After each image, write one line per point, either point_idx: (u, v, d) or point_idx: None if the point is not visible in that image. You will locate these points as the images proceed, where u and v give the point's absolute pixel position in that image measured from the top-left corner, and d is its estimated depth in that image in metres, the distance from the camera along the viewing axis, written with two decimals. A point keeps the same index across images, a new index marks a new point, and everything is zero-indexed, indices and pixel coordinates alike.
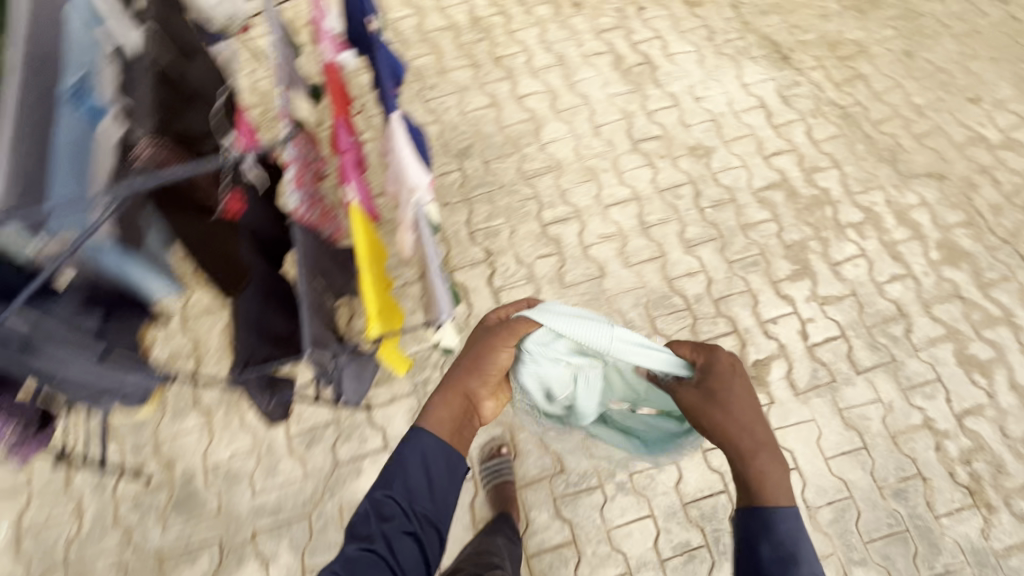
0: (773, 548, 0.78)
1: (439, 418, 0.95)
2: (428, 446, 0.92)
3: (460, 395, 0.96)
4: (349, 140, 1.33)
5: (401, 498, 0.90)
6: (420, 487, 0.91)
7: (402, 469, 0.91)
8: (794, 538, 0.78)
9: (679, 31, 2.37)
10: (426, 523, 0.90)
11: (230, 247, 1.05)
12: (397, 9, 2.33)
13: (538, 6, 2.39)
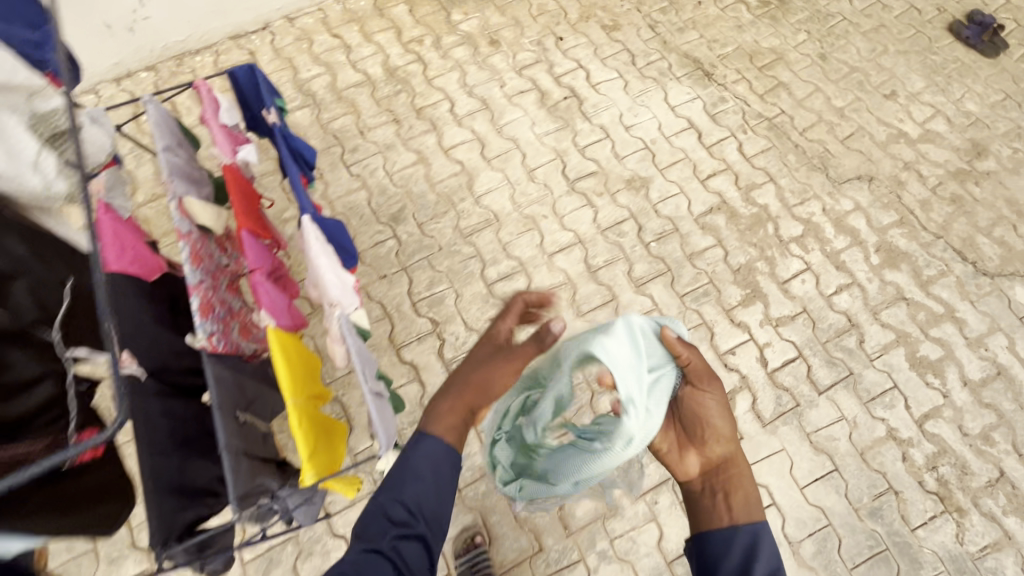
0: (764, 562, 0.85)
1: (444, 419, 0.98)
2: (437, 449, 0.95)
3: (469, 393, 1.00)
4: (258, 252, 1.21)
5: (410, 500, 0.92)
6: (425, 489, 0.93)
7: (411, 471, 0.93)
8: (771, 548, 0.86)
9: (600, 58, 2.33)
10: (433, 528, 0.93)
11: (97, 481, 1.02)
12: (306, 69, 2.21)
13: (454, 48, 2.31)
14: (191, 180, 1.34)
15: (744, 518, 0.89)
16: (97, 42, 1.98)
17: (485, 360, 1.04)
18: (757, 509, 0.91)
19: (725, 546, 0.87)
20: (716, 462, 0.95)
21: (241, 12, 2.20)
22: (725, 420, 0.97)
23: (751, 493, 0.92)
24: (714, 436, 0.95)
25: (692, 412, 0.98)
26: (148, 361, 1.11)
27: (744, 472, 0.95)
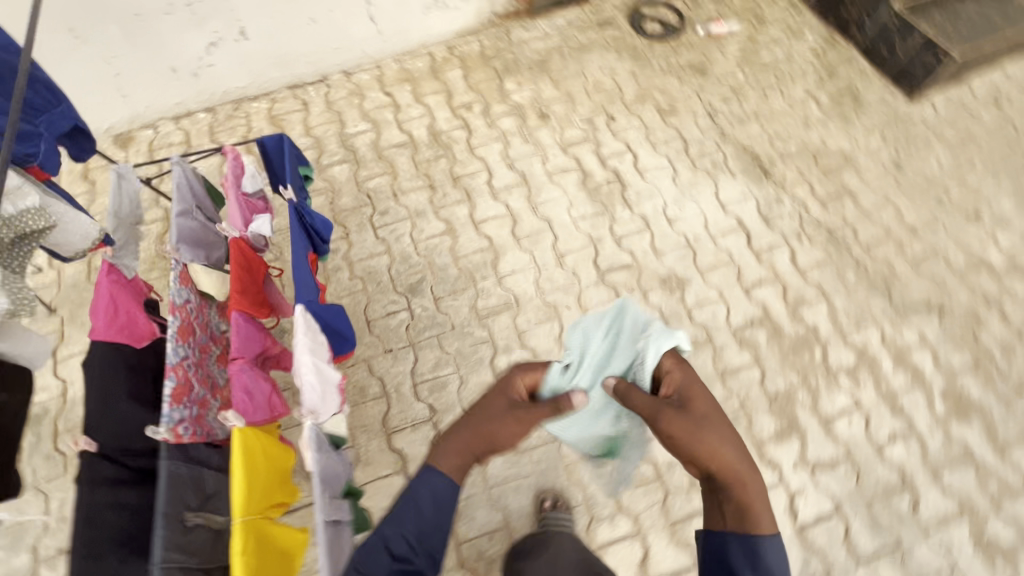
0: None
1: (450, 462, 0.97)
2: (439, 489, 0.95)
3: (478, 441, 0.98)
4: (245, 336, 1.16)
5: (410, 536, 0.93)
6: (429, 524, 0.95)
7: (410, 508, 0.94)
8: (775, 560, 0.93)
9: (651, 142, 2.23)
10: (431, 560, 0.95)
11: None
12: (354, 125, 2.23)
13: (502, 117, 2.27)
14: (202, 245, 1.33)
15: (752, 533, 0.94)
16: (162, 84, 2.06)
17: (497, 409, 1.00)
18: (766, 516, 0.95)
19: (728, 559, 0.95)
20: (713, 472, 0.98)
21: (301, 65, 2.26)
22: (721, 437, 0.97)
23: (760, 503, 0.96)
24: (711, 454, 0.96)
25: (682, 435, 0.96)
26: (107, 443, 1.06)
27: (744, 476, 0.97)
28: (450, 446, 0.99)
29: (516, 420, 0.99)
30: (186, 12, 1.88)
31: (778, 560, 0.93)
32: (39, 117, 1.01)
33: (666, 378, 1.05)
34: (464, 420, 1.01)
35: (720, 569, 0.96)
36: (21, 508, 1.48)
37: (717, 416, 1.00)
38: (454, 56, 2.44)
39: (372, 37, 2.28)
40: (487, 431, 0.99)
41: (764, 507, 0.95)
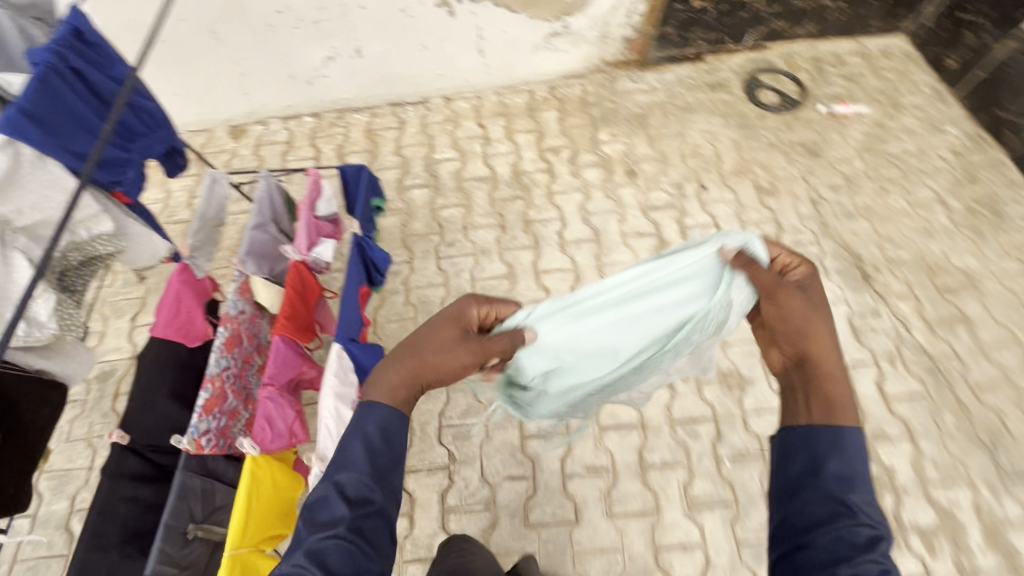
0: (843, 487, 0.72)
1: (390, 390, 0.86)
2: (391, 417, 0.83)
3: (422, 370, 0.89)
4: (283, 363, 1.18)
5: (362, 474, 0.78)
6: (381, 458, 0.80)
7: (357, 442, 0.80)
8: (862, 459, 0.75)
9: (741, 221, 2.08)
10: (392, 503, 0.80)
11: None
12: (442, 151, 2.27)
13: (588, 168, 2.21)
14: (268, 260, 1.37)
15: (837, 419, 0.78)
16: (280, 88, 2.22)
17: (441, 338, 0.92)
18: (852, 407, 0.79)
19: (808, 455, 0.76)
20: (804, 356, 0.87)
21: (406, 86, 2.34)
22: (820, 323, 0.87)
23: (846, 397, 0.81)
24: (812, 336, 0.87)
25: (794, 310, 0.89)
26: (139, 438, 1.12)
27: (837, 369, 0.84)
28: (398, 364, 0.89)
29: (465, 358, 0.92)
30: (312, 28, 2.00)
31: (865, 460, 0.75)
32: (137, 141, 1.01)
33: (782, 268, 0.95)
34: (405, 343, 0.92)
35: (799, 467, 0.76)
36: (72, 457, 1.62)
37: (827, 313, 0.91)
38: (554, 97, 2.42)
39: (478, 69, 2.32)
40: (429, 363, 0.90)
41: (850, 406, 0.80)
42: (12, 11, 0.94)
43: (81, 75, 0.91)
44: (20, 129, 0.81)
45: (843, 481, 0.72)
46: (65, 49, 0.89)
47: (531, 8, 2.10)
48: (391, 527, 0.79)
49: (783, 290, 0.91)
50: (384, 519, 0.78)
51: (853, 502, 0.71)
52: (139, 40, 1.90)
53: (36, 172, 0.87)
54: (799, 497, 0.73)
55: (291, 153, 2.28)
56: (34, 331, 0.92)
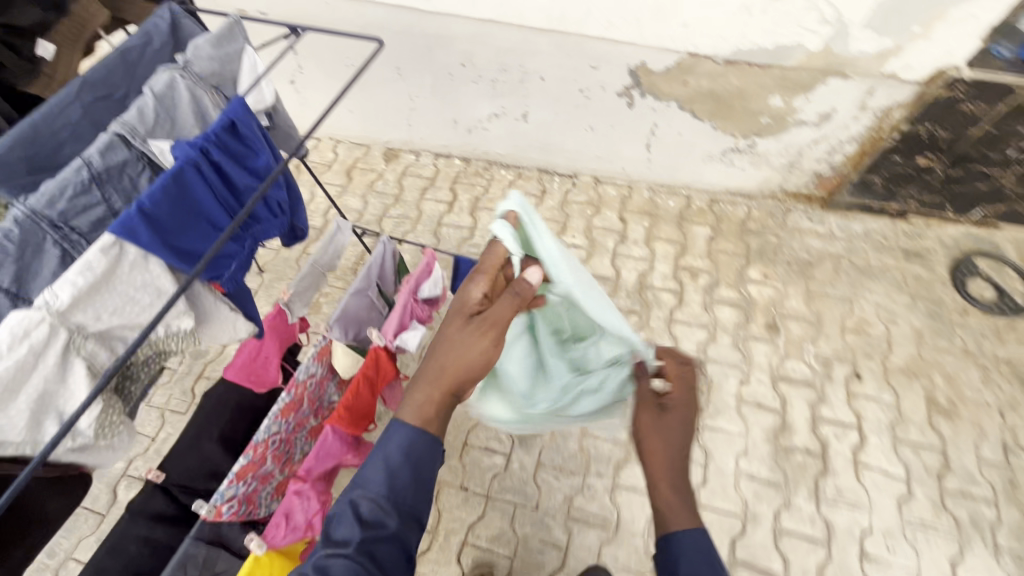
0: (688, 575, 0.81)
1: (424, 410, 0.90)
2: (414, 437, 0.89)
3: (448, 376, 0.91)
4: (323, 457, 1.12)
5: (377, 491, 0.86)
6: (397, 490, 0.87)
7: (379, 464, 0.88)
8: (706, 555, 0.83)
9: (894, 435, 1.67)
10: (406, 527, 0.88)
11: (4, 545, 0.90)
12: (573, 235, 2.14)
13: (723, 305, 1.94)
14: (357, 326, 1.32)
15: (663, 531, 0.87)
16: (441, 128, 2.24)
17: (450, 336, 0.93)
18: (686, 508, 0.88)
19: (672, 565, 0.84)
20: (650, 460, 0.93)
21: (560, 158, 2.24)
22: (669, 439, 0.93)
23: (678, 496, 0.89)
24: (648, 451, 0.93)
25: (648, 431, 0.94)
26: (175, 478, 1.11)
27: (673, 474, 0.90)
28: (428, 369, 0.92)
29: (480, 338, 0.92)
30: (489, 85, 1.98)
31: (706, 558, 0.83)
32: (255, 227, 0.85)
33: (673, 374, 1.00)
34: (426, 356, 0.92)
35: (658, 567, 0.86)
36: (143, 422, 1.72)
37: (679, 416, 0.95)
38: (712, 211, 2.17)
39: (639, 161, 2.15)
40: (454, 363, 0.91)
41: (680, 505, 0.88)
42: (193, 80, 0.83)
43: (227, 168, 0.75)
44: (132, 233, 0.63)
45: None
46: (217, 140, 0.73)
47: (719, 120, 1.89)
48: (407, 550, 0.87)
49: (653, 407, 0.97)
50: (399, 544, 0.86)
51: None
52: (340, 71, 2.07)
53: (135, 270, 0.66)
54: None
55: (429, 191, 2.29)
56: (65, 450, 0.65)
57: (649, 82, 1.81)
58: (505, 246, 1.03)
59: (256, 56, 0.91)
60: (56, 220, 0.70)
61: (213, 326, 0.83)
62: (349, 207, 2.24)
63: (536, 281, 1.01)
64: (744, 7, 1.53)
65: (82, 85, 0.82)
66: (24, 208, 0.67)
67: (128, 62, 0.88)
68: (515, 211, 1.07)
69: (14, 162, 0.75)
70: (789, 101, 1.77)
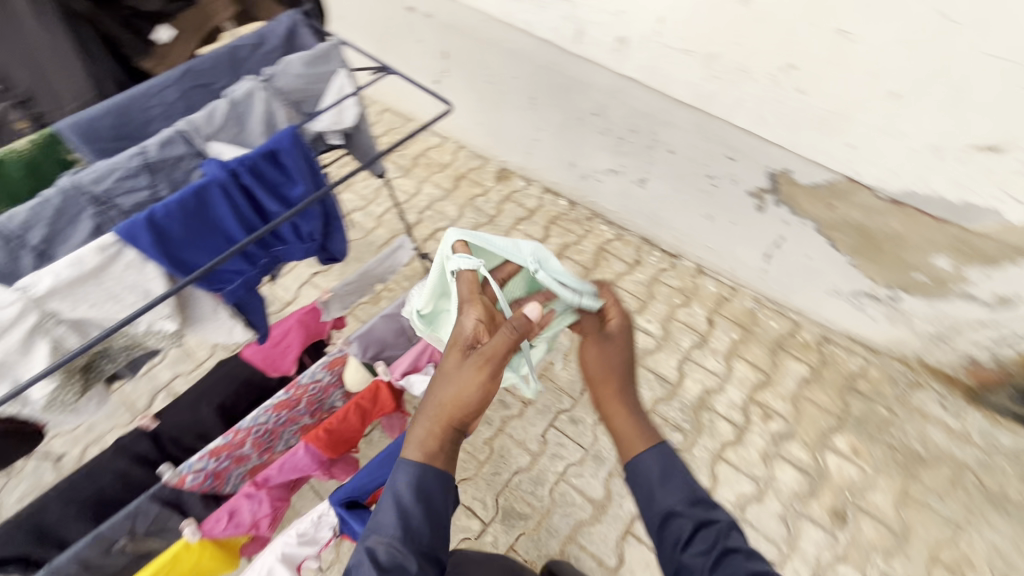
0: (680, 497, 0.81)
1: (425, 445, 0.82)
2: (416, 479, 0.81)
3: (448, 414, 0.82)
4: (290, 468, 1.12)
5: (394, 530, 0.78)
6: (413, 536, 0.79)
7: (391, 505, 0.80)
8: (673, 467, 0.84)
9: None
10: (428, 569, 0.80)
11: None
12: (649, 319, 1.95)
13: (788, 464, 1.64)
14: (378, 347, 1.32)
15: (628, 456, 0.86)
16: (556, 165, 2.16)
17: (444, 370, 0.85)
18: (641, 429, 0.87)
19: (641, 484, 0.84)
20: (598, 389, 0.92)
21: (667, 233, 2.05)
22: (610, 358, 0.93)
23: (632, 413, 0.89)
24: (594, 378, 0.92)
25: (588, 358, 0.94)
26: (166, 429, 1.18)
27: (625, 398, 0.90)
28: (428, 400, 0.84)
29: (476, 367, 0.82)
30: (614, 141, 1.86)
31: (672, 469, 0.84)
32: (275, 246, 0.84)
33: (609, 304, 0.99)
34: (426, 389, 0.85)
35: (635, 493, 0.85)
36: (198, 346, 1.89)
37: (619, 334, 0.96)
38: (818, 350, 1.85)
39: (752, 267, 1.89)
40: (451, 399, 0.82)
41: (630, 417, 0.88)
42: (273, 93, 0.85)
43: (255, 192, 0.75)
44: (132, 239, 0.64)
45: (663, 481, 0.83)
46: (251, 165, 0.73)
47: (860, 258, 1.58)
48: None
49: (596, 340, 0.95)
50: None
51: (696, 510, 0.81)
52: (480, 85, 2.09)
53: (128, 271, 0.67)
54: (649, 522, 0.83)
55: (524, 222, 2.23)
56: (16, 411, 0.69)
57: (788, 192, 1.57)
58: (472, 271, 0.97)
59: (346, 79, 0.91)
60: (98, 196, 0.73)
61: (214, 324, 0.85)
62: (445, 213, 2.27)
63: (536, 315, 0.86)
64: (933, 147, 1.23)
65: (184, 73, 0.87)
66: (72, 180, 0.71)
67: (236, 58, 0.92)
68: (461, 241, 1.00)
69: (101, 130, 0.82)
70: (960, 267, 1.42)
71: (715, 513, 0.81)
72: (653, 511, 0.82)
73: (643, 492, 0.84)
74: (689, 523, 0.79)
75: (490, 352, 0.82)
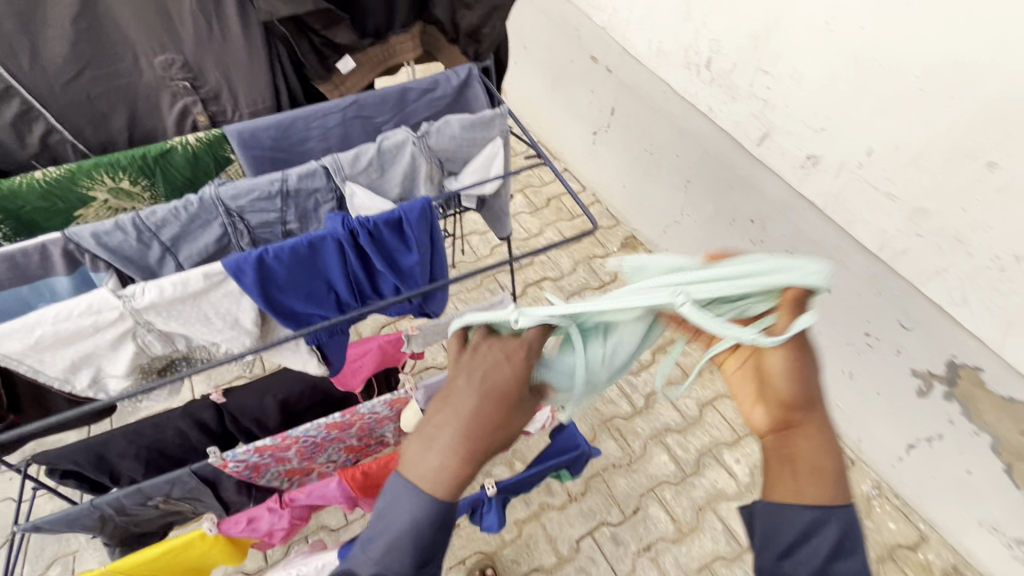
0: (853, 574, 0.64)
1: (457, 475, 0.62)
2: (435, 506, 0.62)
3: (493, 446, 0.64)
4: (315, 493, 1.08)
5: (407, 563, 0.63)
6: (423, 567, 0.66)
7: (404, 517, 0.63)
8: (850, 535, 0.65)
9: None
10: None
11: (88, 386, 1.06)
12: (739, 459, 1.69)
13: None
14: None
15: (794, 496, 0.66)
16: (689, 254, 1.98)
17: (500, 388, 0.64)
18: (826, 478, 0.66)
19: (799, 532, 0.64)
20: (789, 414, 0.68)
21: None
22: (806, 384, 0.68)
23: (818, 451, 0.67)
24: (784, 399, 0.68)
25: (773, 373, 0.68)
26: (231, 405, 1.22)
27: (826, 425, 0.68)
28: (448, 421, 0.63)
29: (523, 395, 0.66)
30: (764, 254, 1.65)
31: (845, 536, 0.64)
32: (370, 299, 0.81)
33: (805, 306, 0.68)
34: (469, 403, 0.63)
35: (774, 535, 0.66)
36: None
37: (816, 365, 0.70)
38: None
39: (884, 448, 1.57)
40: (488, 430, 0.62)
41: (814, 455, 0.67)
42: (422, 150, 0.82)
43: (369, 253, 0.72)
44: (238, 273, 0.64)
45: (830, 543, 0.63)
46: (372, 228, 0.70)
47: None
48: None
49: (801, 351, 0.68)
50: None
51: None
52: (638, 151, 1.98)
53: (226, 299, 0.68)
54: (786, 570, 0.65)
55: None
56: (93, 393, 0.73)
57: (969, 392, 1.26)
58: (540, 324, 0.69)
59: (498, 151, 0.86)
60: (232, 210, 0.75)
61: (288, 353, 0.83)
62: (557, 263, 2.18)
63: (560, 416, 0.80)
64: None
65: (351, 103, 0.87)
66: (214, 192, 0.73)
67: (404, 99, 0.91)
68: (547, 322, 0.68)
69: (262, 139, 0.84)
70: None
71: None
72: (806, 568, 0.63)
73: (808, 544, 0.64)
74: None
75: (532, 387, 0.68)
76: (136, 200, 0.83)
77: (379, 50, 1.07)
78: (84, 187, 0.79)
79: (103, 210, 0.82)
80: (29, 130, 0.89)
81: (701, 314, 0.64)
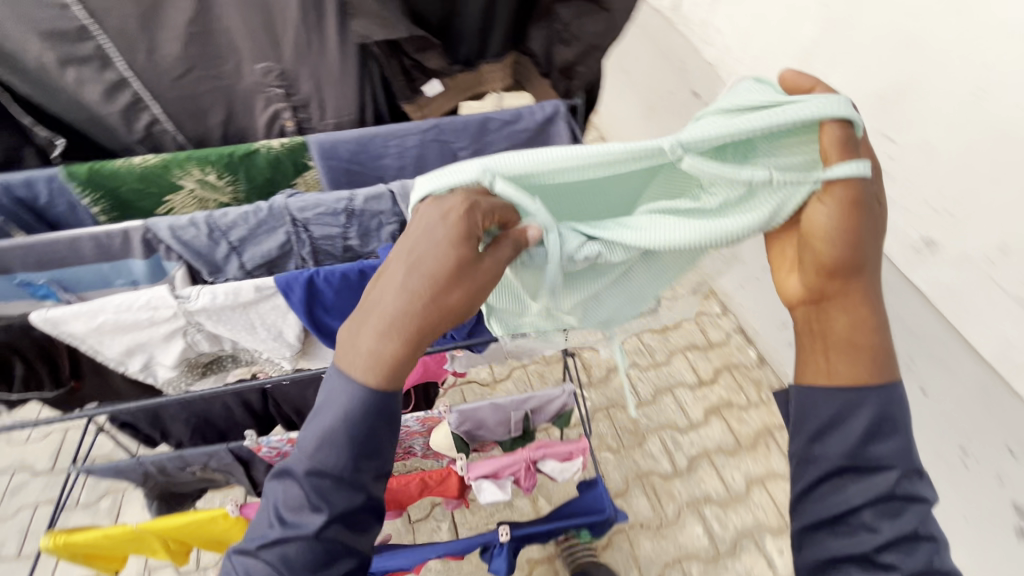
0: (890, 456, 0.60)
1: (390, 361, 0.55)
2: (369, 400, 0.56)
3: (430, 327, 0.55)
4: None
5: (344, 460, 0.56)
6: (368, 466, 0.58)
7: (339, 411, 0.56)
8: (892, 416, 0.61)
9: None
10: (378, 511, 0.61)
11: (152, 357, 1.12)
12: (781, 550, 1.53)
13: None
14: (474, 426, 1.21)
15: (824, 376, 0.62)
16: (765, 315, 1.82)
17: (432, 257, 0.53)
18: (862, 359, 0.60)
19: (831, 411, 0.61)
20: (830, 279, 0.60)
21: None
22: (858, 238, 0.58)
23: (857, 322, 0.61)
24: (824, 263, 0.59)
25: (817, 233, 0.60)
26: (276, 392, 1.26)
27: (867, 294, 0.60)
28: (386, 294, 0.55)
29: (463, 267, 0.54)
30: None
31: (887, 414, 0.61)
32: None
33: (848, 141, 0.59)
34: (400, 279, 0.54)
35: (797, 421, 0.64)
36: None
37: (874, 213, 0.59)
38: None
39: None
40: (421, 310, 0.54)
41: (853, 326, 0.61)
42: None
43: None
44: (286, 290, 0.68)
45: (871, 429, 0.60)
46: None
47: None
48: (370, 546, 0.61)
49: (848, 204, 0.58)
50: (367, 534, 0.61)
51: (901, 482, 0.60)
52: None
53: (272, 312, 0.72)
54: (816, 454, 0.62)
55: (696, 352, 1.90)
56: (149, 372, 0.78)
57: None
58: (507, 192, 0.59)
59: None
60: (298, 220, 0.76)
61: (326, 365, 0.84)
62: None
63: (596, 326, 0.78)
64: None
65: (432, 127, 0.87)
66: (284, 202, 0.74)
67: (484, 127, 0.90)
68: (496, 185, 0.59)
69: (340, 151, 0.85)
70: None
71: (920, 494, 0.60)
72: (837, 450, 0.60)
73: (841, 427, 0.61)
74: (875, 497, 0.59)
75: (497, 250, 0.56)
76: (220, 193, 0.87)
77: (469, 76, 1.07)
78: (176, 175, 0.83)
79: (189, 198, 0.86)
80: (137, 119, 0.97)
81: (699, 161, 0.61)
